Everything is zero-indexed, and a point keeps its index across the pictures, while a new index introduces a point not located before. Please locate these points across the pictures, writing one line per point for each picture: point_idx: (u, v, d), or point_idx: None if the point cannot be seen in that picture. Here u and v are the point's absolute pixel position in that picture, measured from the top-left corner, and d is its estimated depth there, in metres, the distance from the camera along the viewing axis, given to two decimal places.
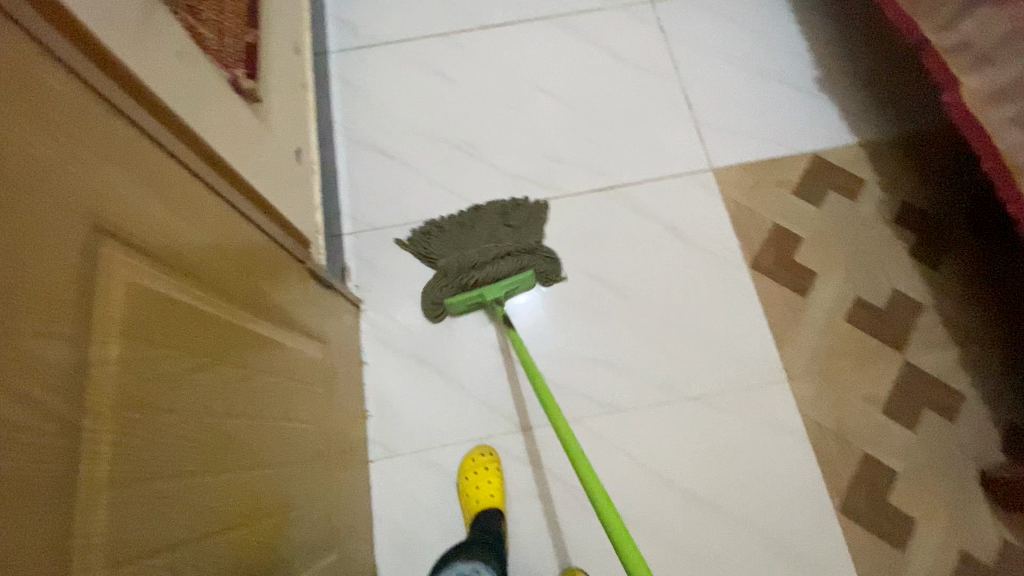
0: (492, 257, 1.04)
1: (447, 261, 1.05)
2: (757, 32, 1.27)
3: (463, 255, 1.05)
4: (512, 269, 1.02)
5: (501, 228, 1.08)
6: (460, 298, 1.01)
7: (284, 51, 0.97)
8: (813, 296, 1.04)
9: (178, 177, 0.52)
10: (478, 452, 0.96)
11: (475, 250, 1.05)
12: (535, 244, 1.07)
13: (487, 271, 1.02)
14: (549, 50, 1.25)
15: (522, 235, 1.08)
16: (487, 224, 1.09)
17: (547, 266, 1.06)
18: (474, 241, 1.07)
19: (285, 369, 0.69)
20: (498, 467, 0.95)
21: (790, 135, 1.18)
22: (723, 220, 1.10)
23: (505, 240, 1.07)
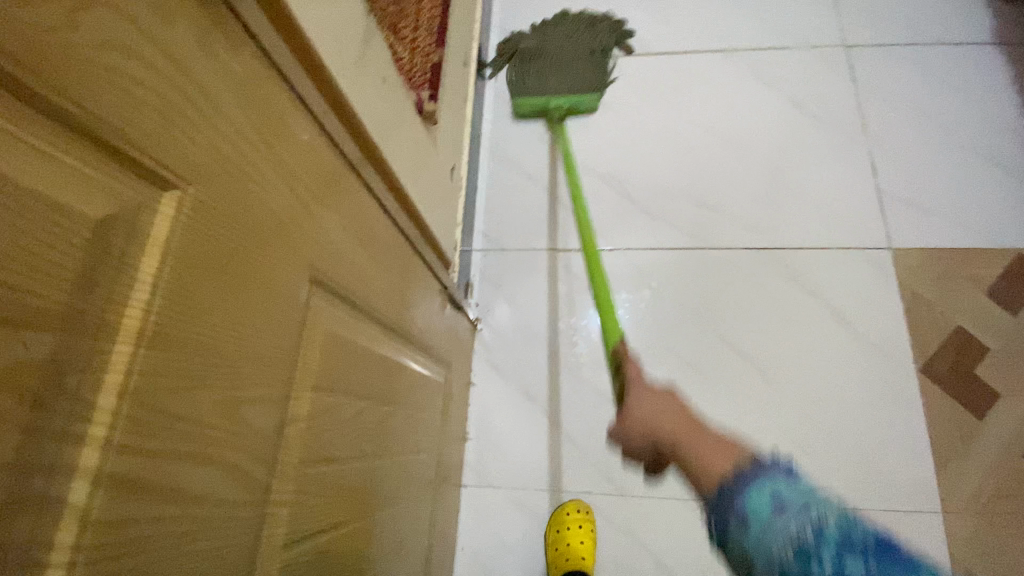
0: (566, 53, 1.16)
1: (527, 47, 1.17)
2: (969, 97, 1.09)
3: (543, 42, 1.17)
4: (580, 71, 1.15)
5: (583, 28, 1.18)
6: (527, 101, 1.13)
7: (456, 64, 0.97)
8: (990, 421, 0.89)
9: (373, 212, 0.52)
10: (573, 507, 0.90)
11: (556, 42, 1.17)
12: (607, 43, 1.17)
13: (556, 80, 1.15)
14: (719, 87, 1.16)
15: (603, 64, 1.15)
16: (572, 25, 1.19)
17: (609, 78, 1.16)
18: (552, 43, 1.17)
19: (416, 399, 0.68)
20: (591, 528, 0.88)
21: (992, 224, 1.01)
22: (893, 309, 0.97)
23: (582, 39, 1.17)
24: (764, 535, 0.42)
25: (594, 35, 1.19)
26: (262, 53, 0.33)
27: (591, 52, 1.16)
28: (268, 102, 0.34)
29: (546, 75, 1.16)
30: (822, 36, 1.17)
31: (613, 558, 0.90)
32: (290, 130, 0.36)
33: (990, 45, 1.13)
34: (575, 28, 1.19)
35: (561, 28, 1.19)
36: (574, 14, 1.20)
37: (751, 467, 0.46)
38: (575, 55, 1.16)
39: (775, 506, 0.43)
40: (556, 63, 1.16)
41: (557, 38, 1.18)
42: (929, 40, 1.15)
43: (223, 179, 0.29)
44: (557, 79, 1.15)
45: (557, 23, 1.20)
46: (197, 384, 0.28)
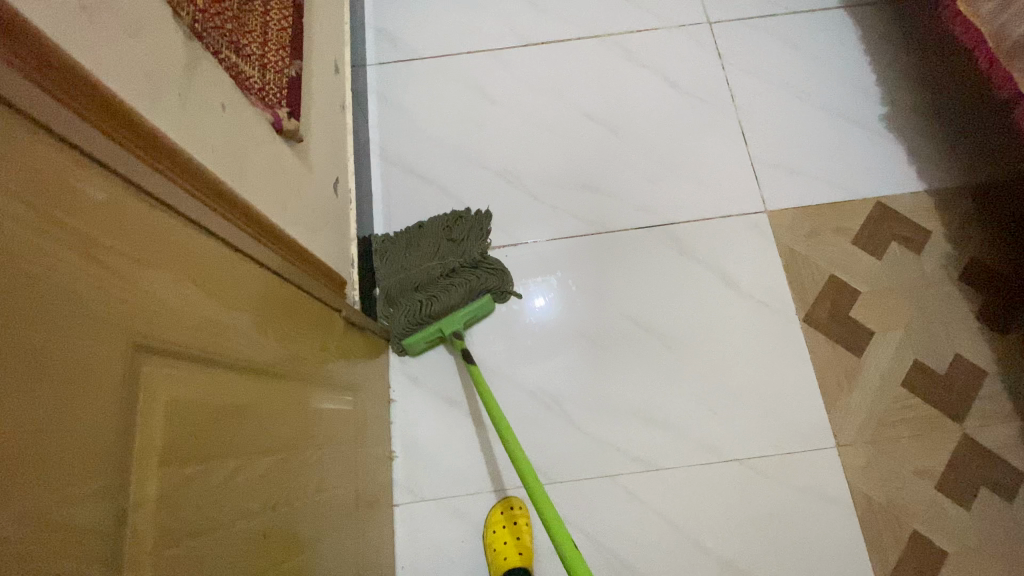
0: (440, 282, 0.99)
1: (390, 285, 1.00)
2: (820, 62, 1.18)
3: (407, 272, 1.01)
4: (461, 298, 0.98)
5: (445, 243, 1.03)
6: (416, 338, 0.97)
7: (326, 75, 0.92)
8: (867, 357, 0.99)
9: (224, 254, 0.48)
10: (507, 505, 0.93)
11: (419, 267, 1.01)
12: (479, 253, 1.02)
13: (441, 300, 0.97)
14: (598, 71, 1.18)
15: (469, 248, 1.03)
16: (430, 239, 1.04)
17: (496, 279, 1.02)
18: (421, 263, 1.01)
19: (320, 436, 0.66)
20: (526, 522, 0.92)
21: (851, 177, 1.10)
22: (777, 268, 1.04)
23: (450, 260, 1.01)
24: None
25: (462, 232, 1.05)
26: (14, 115, 0.29)
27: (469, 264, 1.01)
28: (36, 166, 0.30)
29: (431, 306, 0.98)
30: (686, 14, 1.23)
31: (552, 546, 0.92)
32: (77, 192, 0.32)
33: (833, 11, 1.22)
34: (435, 235, 1.04)
35: (425, 250, 1.03)
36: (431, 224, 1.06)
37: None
38: (455, 282, 0.99)
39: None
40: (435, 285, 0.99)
41: (424, 265, 1.01)
42: (781, 10, 1.23)
43: None
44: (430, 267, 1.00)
45: (416, 239, 1.04)
46: None
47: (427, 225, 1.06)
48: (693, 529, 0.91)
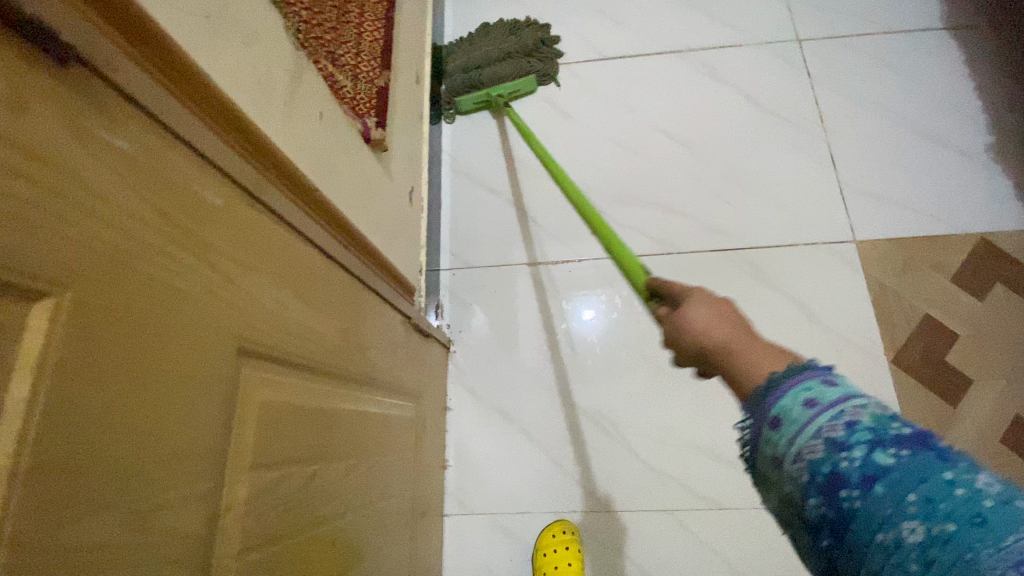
0: (495, 55, 1.16)
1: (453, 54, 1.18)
2: (921, 85, 1.10)
3: (471, 46, 1.18)
4: (512, 68, 1.15)
5: (502, 31, 1.19)
6: (466, 97, 1.14)
7: (408, 85, 0.94)
8: (964, 407, 0.90)
9: (316, 258, 0.49)
10: (559, 529, 0.88)
11: (483, 45, 1.17)
12: (534, 36, 1.18)
13: (490, 74, 1.14)
14: (677, 88, 1.15)
15: (523, 39, 1.18)
16: (495, 31, 1.20)
17: (541, 57, 1.17)
18: (479, 41, 1.19)
19: (385, 444, 0.66)
20: (578, 549, 0.86)
21: (953, 210, 1.02)
22: (863, 302, 0.97)
23: (508, 40, 1.18)
24: (796, 433, 0.35)
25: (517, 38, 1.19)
26: (153, 122, 0.30)
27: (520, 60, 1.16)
28: (167, 172, 0.31)
29: (482, 73, 1.15)
30: (775, 31, 1.17)
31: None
32: (200, 200, 0.33)
33: (938, 31, 1.14)
34: (496, 26, 1.21)
35: (483, 35, 1.20)
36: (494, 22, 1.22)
37: (790, 367, 0.38)
38: (508, 71, 1.15)
39: (835, 420, 0.34)
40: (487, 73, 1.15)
41: (485, 52, 1.16)
42: (879, 29, 1.15)
43: (114, 271, 0.26)
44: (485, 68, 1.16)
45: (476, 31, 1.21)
46: (103, 504, 0.25)
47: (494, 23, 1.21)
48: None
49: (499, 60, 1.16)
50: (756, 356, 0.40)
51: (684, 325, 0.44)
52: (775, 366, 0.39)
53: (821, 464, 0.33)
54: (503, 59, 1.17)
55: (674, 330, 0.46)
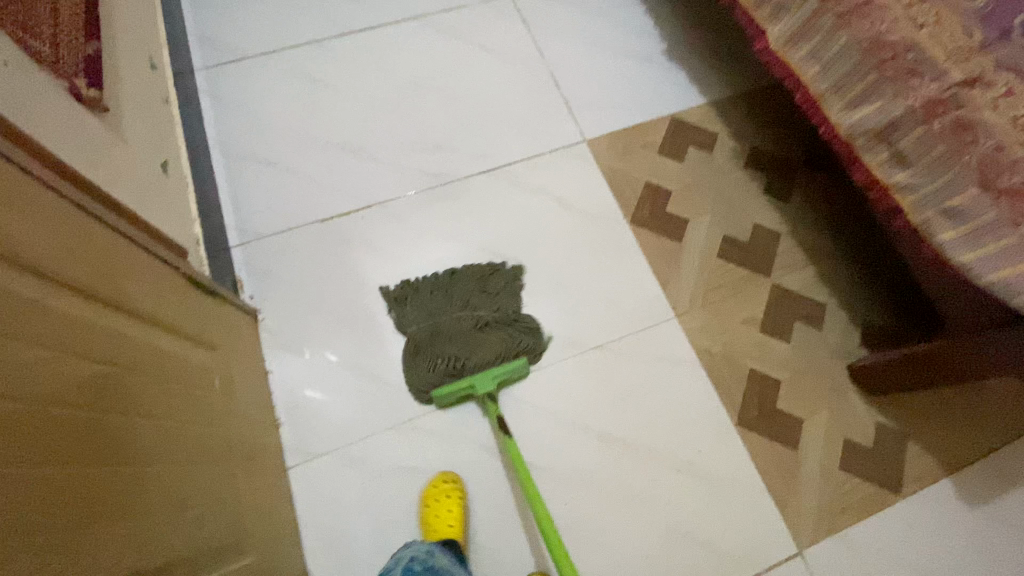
0: (477, 347, 1.00)
1: (419, 341, 1.02)
2: (607, 15, 1.38)
3: (437, 322, 1.03)
4: (496, 356, 1.00)
5: (476, 296, 1.06)
6: (448, 391, 0.96)
7: (137, 66, 0.96)
8: (688, 239, 1.15)
9: (4, 167, 0.51)
10: (442, 479, 0.93)
11: (449, 320, 1.03)
12: (513, 311, 1.05)
13: (470, 361, 0.98)
14: (420, 47, 1.30)
15: (500, 304, 1.06)
16: (463, 288, 1.07)
17: (529, 338, 1.04)
18: (448, 309, 1.05)
19: (168, 372, 0.67)
20: (460, 495, 0.92)
21: (649, 102, 1.29)
22: (601, 185, 1.19)
23: (483, 308, 1.04)
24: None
25: (490, 302, 1.06)
26: None
27: (494, 322, 1.04)
28: None
29: (465, 362, 0.99)
30: None
31: (446, 465, 0.97)
32: None
33: None
34: (468, 283, 1.07)
35: (452, 300, 1.06)
36: (463, 272, 1.08)
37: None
38: (490, 351, 1.00)
39: None
40: (457, 339, 1.01)
41: (452, 326, 1.03)
42: None
43: None
44: (474, 347, 1.00)
45: (433, 287, 1.07)
46: None
47: (461, 270, 1.09)
48: (570, 416, 1.01)
49: (478, 347, 1.00)
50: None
51: None
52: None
53: None
54: (484, 343, 1.01)
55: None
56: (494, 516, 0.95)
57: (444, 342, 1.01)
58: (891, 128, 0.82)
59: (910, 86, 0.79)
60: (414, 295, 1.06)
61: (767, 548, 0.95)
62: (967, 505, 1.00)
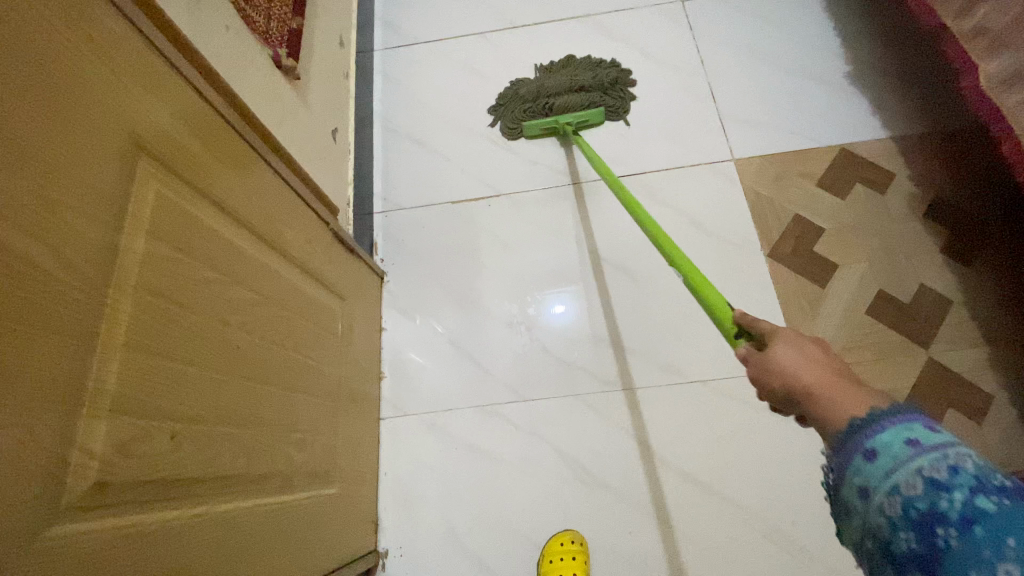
0: (570, 82, 1.23)
1: (527, 90, 1.24)
2: (786, 29, 1.27)
3: (543, 83, 1.24)
4: (582, 99, 1.22)
5: (580, 73, 1.25)
6: (536, 120, 1.20)
7: (329, 44, 1.10)
8: (830, 286, 1.03)
9: (215, 119, 0.62)
10: (568, 538, 0.91)
11: (553, 83, 1.23)
12: (610, 75, 1.24)
13: (558, 100, 1.21)
14: (579, 47, 1.31)
15: (602, 76, 1.25)
16: (574, 68, 1.26)
17: (615, 100, 1.23)
18: (555, 74, 1.26)
19: (303, 311, 0.76)
20: (585, 562, 0.88)
21: (816, 129, 1.17)
22: (741, 210, 1.11)
23: (585, 73, 1.25)
24: (893, 467, 0.37)
25: (594, 79, 1.25)
26: None
27: (590, 85, 1.23)
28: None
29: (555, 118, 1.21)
30: None
31: (521, 459, 0.98)
32: (102, 24, 0.47)
33: None
34: (579, 65, 1.27)
35: (558, 71, 1.26)
36: (579, 60, 1.27)
37: (869, 414, 0.40)
38: (578, 104, 1.21)
39: (936, 462, 0.35)
40: (556, 105, 1.22)
41: (556, 89, 1.23)
42: None
43: (38, 41, 0.40)
44: (567, 94, 1.22)
45: (560, 67, 1.27)
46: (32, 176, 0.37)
47: (577, 58, 1.28)
48: (656, 445, 0.97)
49: (570, 90, 1.23)
50: (833, 393, 0.43)
51: (774, 365, 0.47)
52: (868, 403, 0.41)
53: (917, 502, 0.35)
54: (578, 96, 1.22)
55: (764, 368, 0.48)
56: (555, 520, 0.94)
57: (547, 101, 1.22)
58: None
59: None
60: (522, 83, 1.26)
61: None
62: None
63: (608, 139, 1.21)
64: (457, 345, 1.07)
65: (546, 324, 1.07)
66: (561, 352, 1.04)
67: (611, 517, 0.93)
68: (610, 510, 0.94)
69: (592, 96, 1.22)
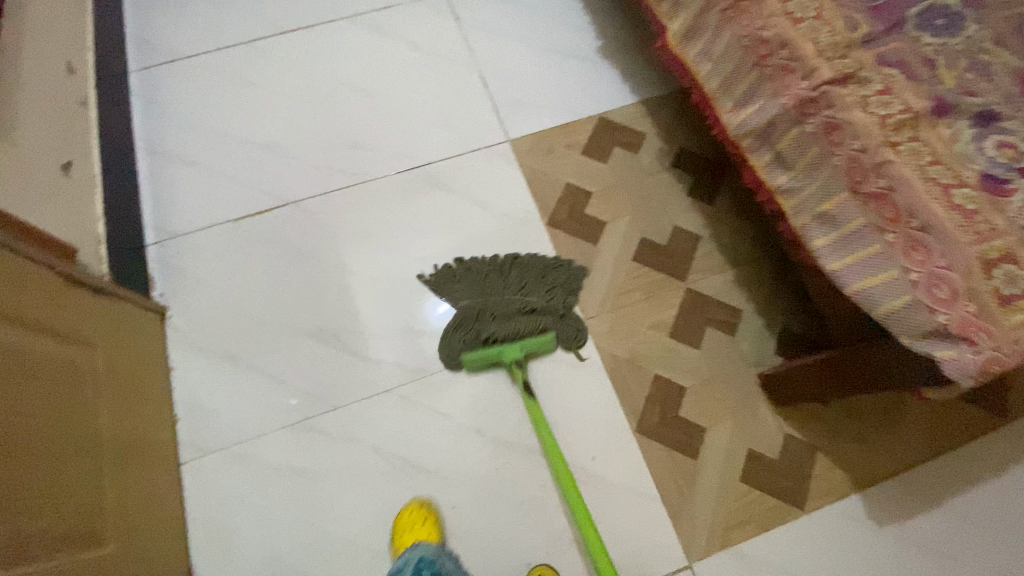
0: (514, 300, 1.05)
1: (469, 310, 1.05)
2: (542, 12, 1.36)
3: (487, 298, 1.05)
4: (529, 327, 1.02)
5: (531, 280, 1.07)
6: (476, 357, 0.99)
7: (46, 72, 1.00)
8: (603, 241, 1.13)
9: None
10: (413, 503, 0.93)
11: (499, 297, 1.05)
12: (562, 304, 1.06)
13: (501, 330, 1.02)
14: (350, 46, 1.30)
15: (555, 295, 1.06)
16: (521, 272, 1.08)
17: (570, 330, 1.04)
18: (501, 287, 1.07)
19: (21, 367, 0.69)
20: (431, 511, 0.93)
21: (577, 102, 1.27)
22: (520, 186, 1.18)
23: (534, 290, 1.06)
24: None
25: (540, 290, 1.07)
26: None
27: (540, 309, 1.05)
28: None
29: (498, 338, 1.01)
30: None
31: (339, 466, 0.97)
32: None
33: None
34: (522, 269, 1.08)
35: (502, 277, 1.08)
36: (529, 258, 1.09)
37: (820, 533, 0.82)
38: (524, 324, 1.02)
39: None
40: (502, 321, 1.03)
41: (500, 306, 1.04)
42: None
43: None
44: (515, 323, 1.02)
45: (494, 271, 1.08)
46: None
47: (524, 255, 1.10)
48: (469, 420, 1.00)
49: (519, 313, 1.04)
50: None
51: None
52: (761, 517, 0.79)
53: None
54: (523, 317, 1.03)
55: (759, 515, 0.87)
56: (379, 517, 0.95)
57: (491, 317, 1.03)
58: (771, 128, 0.78)
59: (784, 84, 0.75)
60: (456, 275, 1.09)
61: (658, 560, 0.92)
62: (877, 525, 0.95)
63: (393, 136, 1.22)
64: (257, 369, 1.03)
65: (348, 328, 1.06)
66: (367, 352, 1.04)
67: (432, 498, 0.96)
68: (431, 492, 0.96)
69: (544, 323, 1.03)
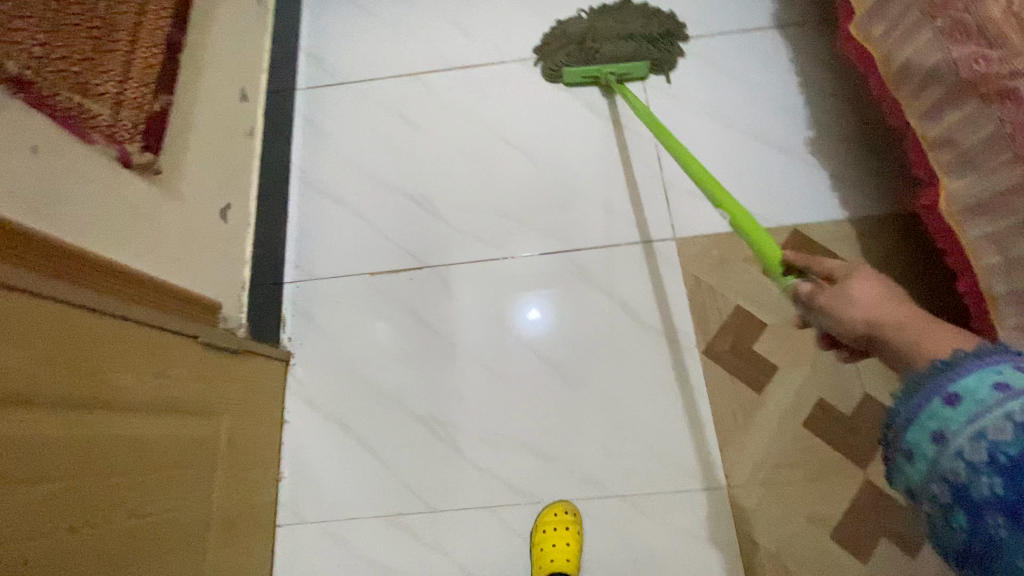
0: (620, 31, 1.15)
1: (574, 30, 1.18)
2: (748, 82, 1.14)
3: (595, 27, 1.17)
4: (628, 50, 1.14)
5: (639, 17, 1.17)
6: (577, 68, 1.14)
7: (217, 106, 0.98)
8: (768, 392, 0.94)
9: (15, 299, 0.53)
10: (561, 508, 0.91)
11: (605, 27, 1.16)
12: (663, 29, 1.16)
13: (606, 45, 1.14)
14: (518, 95, 1.18)
15: (655, 22, 1.17)
16: (630, 12, 1.18)
17: (662, 53, 1.15)
18: (612, 14, 1.17)
19: (153, 461, 0.69)
20: (577, 529, 0.89)
21: (769, 204, 1.06)
22: (679, 298, 1.02)
23: (637, 22, 1.17)
24: None
25: (645, 26, 1.17)
26: None
27: (640, 36, 1.15)
28: None
29: (600, 51, 1.14)
30: None
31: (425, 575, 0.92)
32: None
33: (769, 30, 1.17)
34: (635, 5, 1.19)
35: (614, 16, 1.18)
36: (636, 6, 1.19)
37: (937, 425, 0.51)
38: (624, 45, 1.14)
39: None
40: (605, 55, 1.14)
41: (605, 35, 1.16)
42: (712, 29, 1.18)
43: None
44: (616, 38, 1.15)
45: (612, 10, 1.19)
46: None
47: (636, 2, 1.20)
48: None
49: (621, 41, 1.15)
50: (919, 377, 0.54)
51: None
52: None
53: None
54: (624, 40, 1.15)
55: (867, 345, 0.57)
56: None
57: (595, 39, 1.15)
58: None
59: None
60: (572, 24, 1.19)
61: None
62: None
63: (546, 208, 1.10)
64: (365, 444, 0.99)
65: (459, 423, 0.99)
66: (475, 456, 0.96)
67: None
68: None
69: (641, 48, 1.14)
